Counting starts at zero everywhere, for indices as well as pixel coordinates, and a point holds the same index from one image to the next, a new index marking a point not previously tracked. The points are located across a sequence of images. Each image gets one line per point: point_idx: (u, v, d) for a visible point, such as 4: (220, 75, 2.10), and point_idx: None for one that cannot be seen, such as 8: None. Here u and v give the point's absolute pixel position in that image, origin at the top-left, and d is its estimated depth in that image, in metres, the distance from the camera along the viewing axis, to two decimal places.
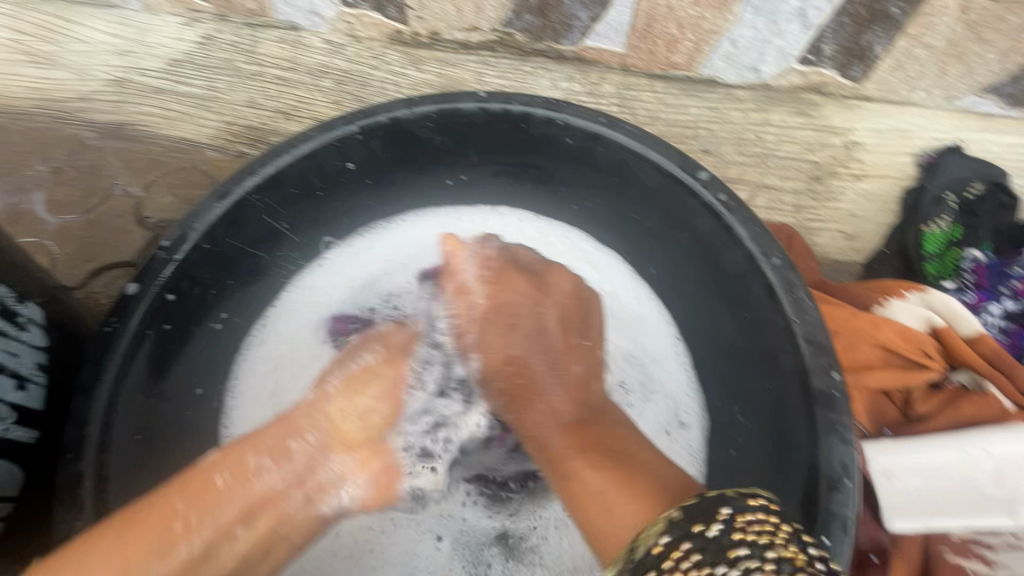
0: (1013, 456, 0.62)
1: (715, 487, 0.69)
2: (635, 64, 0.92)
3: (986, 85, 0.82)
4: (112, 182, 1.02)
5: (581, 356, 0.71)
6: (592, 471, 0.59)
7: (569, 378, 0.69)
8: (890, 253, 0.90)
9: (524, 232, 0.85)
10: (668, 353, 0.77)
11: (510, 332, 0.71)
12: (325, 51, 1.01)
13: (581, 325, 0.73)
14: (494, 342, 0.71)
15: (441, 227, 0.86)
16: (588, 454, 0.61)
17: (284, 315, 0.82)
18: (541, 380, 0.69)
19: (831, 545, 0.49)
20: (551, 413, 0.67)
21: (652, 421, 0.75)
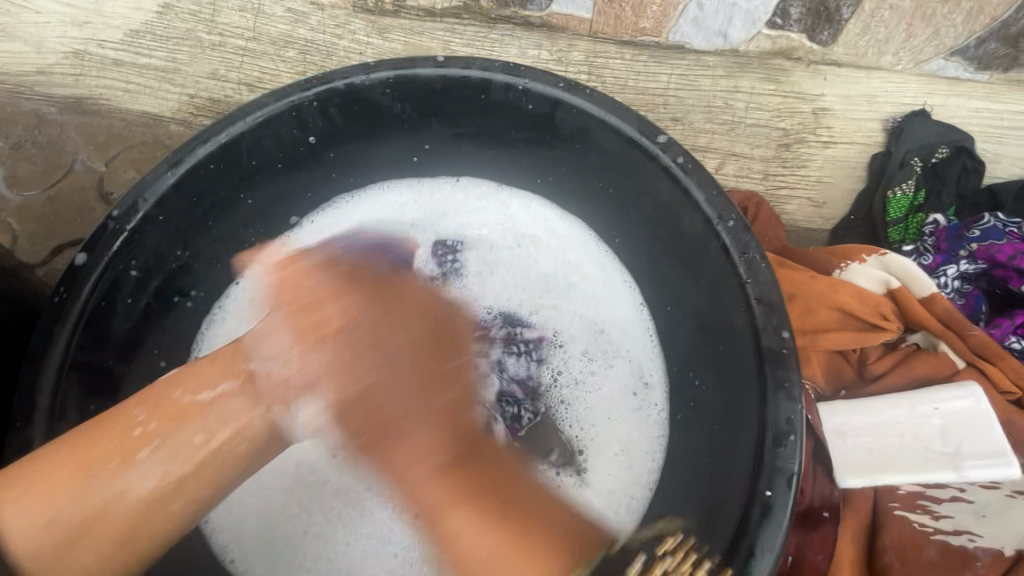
0: (960, 412, 0.64)
1: (679, 450, 0.69)
2: (602, 30, 0.91)
3: (953, 47, 0.83)
4: (74, 157, 0.99)
5: (451, 381, 0.62)
6: (468, 528, 0.53)
7: (416, 416, 0.59)
8: (856, 219, 0.89)
9: (493, 206, 0.85)
10: (634, 319, 0.78)
11: (344, 373, 0.58)
12: (289, 21, 0.99)
13: (438, 348, 0.63)
14: (344, 367, 0.58)
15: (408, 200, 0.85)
16: (466, 502, 0.54)
17: (251, 293, 0.80)
18: (400, 423, 0.59)
19: (773, 496, 0.50)
20: (417, 450, 0.57)
21: (618, 384, 0.75)
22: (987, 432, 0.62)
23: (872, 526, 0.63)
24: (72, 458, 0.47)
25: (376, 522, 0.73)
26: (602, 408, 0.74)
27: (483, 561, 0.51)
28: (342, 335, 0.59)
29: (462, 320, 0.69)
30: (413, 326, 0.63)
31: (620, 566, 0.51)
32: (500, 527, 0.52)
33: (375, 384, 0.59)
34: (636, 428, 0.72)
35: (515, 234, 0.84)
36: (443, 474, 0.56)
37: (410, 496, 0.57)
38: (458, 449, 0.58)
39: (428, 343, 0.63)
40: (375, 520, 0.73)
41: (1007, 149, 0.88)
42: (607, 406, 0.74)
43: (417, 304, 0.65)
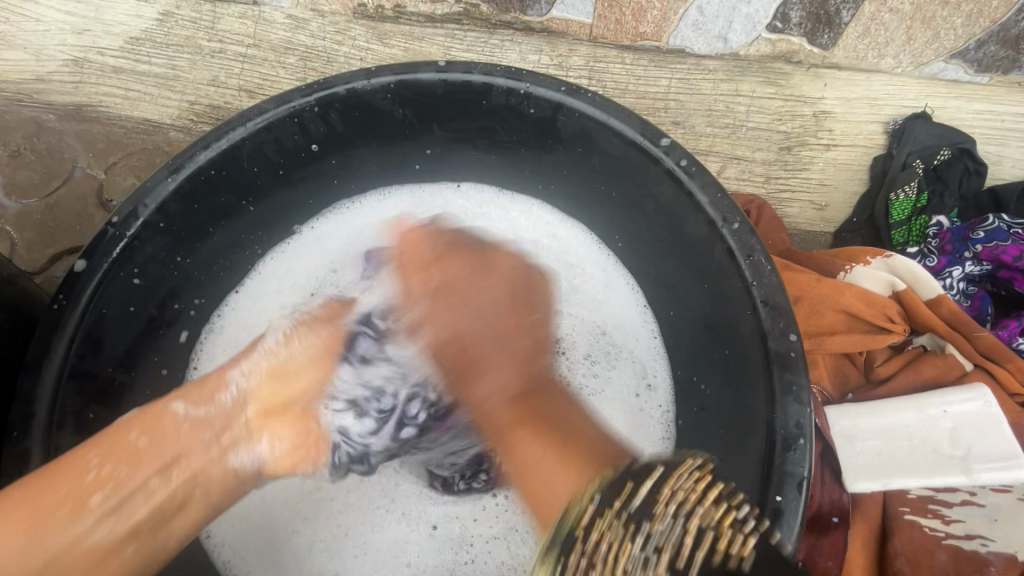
0: (969, 415, 0.63)
1: (686, 454, 0.69)
2: (603, 35, 0.91)
3: (953, 50, 0.83)
4: (73, 164, 0.99)
5: (528, 331, 0.62)
6: (537, 448, 0.52)
7: (506, 363, 0.60)
8: (858, 222, 0.89)
9: (491, 211, 0.84)
10: (636, 321, 0.77)
11: (450, 312, 0.62)
12: (288, 27, 0.99)
13: (527, 305, 0.63)
14: (443, 317, 0.62)
15: (408, 206, 0.85)
16: (532, 423, 0.54)
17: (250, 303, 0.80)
18: (488, 357, 0.60)
19: (784, 502, 0.49)
20: (493, 390, 0.59)
21: (621, 387, 0.75)
22: (996, 434, 0.62)
23: (883, 533, 0.62)
24: (26, 505, 0.49)
25: (385, 534, 0.72)
26: (606, 410, 0.74)
27: (532, 472, 0.51)
28: (436, 286, 0.64)
29: (540, 282, 0.66)
30: (511, 280, 0.64)
31: (631, 515, 0.42)
32: (548, 440, 0.52)
33: (466, 348, 0.61)
34: (641, 430, 0.72)
35: (512, 239, 0.83)
36: (514, 399, 0.58)
37: (483, 410, 0.59)
38: (532, 384, 0.59)
39: (524, 292, 0.64)
40: (384, 532, 0.72)
41: (1008, 150, 0.88)
42: (611, 408, 0.74)
43: (509, 269, 0.65)
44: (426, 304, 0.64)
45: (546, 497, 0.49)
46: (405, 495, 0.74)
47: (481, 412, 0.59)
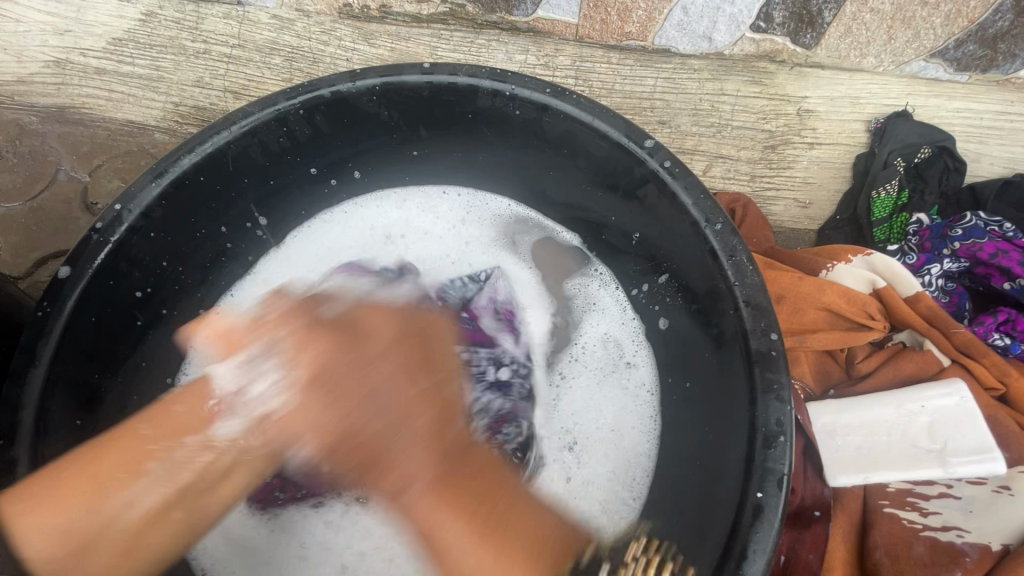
0: (946, 411, 0.65)
1: (670, 440, 0.70)
2: (589, 35, 0.91)
3: (933, 49, 0.84)
4: (56, 167, 0.98)
5: (434, 401, 0.57)
6: (459, 540, 0.48)
7: (413, 410, 0.55)
8: (841, 219, 0.90)
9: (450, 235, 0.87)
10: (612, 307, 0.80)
11: (364, 405, 0.53)
12: (273, 27, 0.98)
13: (419, 365, 0.57)
14: (320, 413, 0.51)
15: (376, 220, 0.86)
16: (460, 515, 0.49)
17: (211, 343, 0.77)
18: (389, 448, 0.53)
19: (764, 498, 0.50)
20: (410, 477, 0.52)
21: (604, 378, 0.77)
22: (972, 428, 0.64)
23: (864, 525, 0.64)
24: (79, 474, 0.46)
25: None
26: (582, 391, 0.77)
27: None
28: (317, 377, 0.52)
29: (441, 334, 0.63)
30: (402, 351, 0.56)
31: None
32: (482, 536, 0.48)
33: (415, 340, 0.59)
34: (626, 410, 0.74)
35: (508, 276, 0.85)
36: (442, 488, 0.51)
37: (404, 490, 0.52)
38: (453, 465, 0.53)
39: (416, 358, 0.57)
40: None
41: (987, 148, 0.90)
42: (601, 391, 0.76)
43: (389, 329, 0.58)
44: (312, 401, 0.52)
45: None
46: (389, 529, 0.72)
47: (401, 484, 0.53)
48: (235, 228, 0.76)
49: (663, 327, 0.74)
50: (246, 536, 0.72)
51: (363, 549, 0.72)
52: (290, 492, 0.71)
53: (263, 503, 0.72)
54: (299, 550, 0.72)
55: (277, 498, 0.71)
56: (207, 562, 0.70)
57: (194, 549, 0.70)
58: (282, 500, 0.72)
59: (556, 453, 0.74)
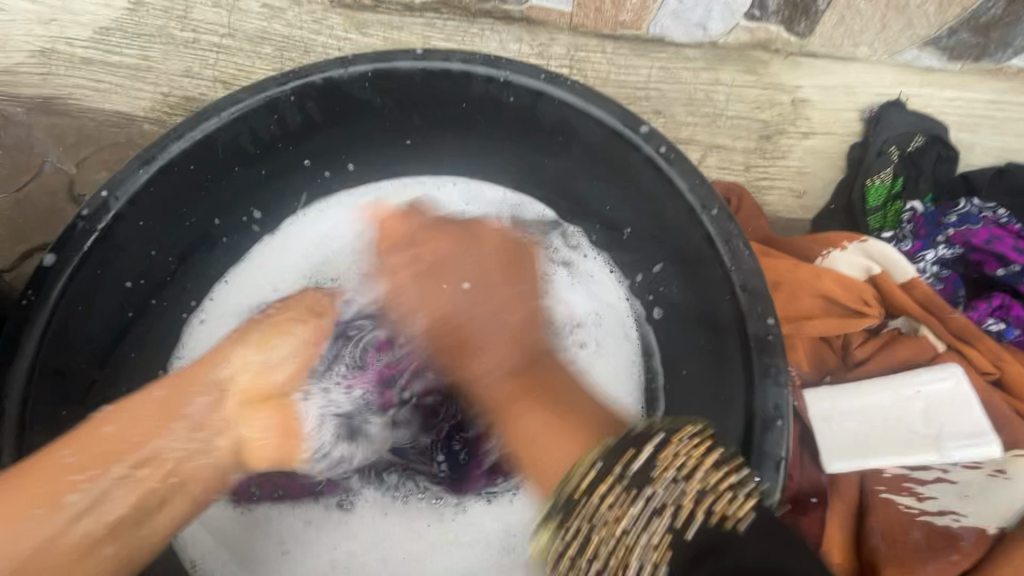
0: (942, 395, 0.65)
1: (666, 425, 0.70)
2: (583, 24, 0.91)
3: (926, 38, 0.84)
4: (42, 158, 0.96)
5: (519, 306, 0.63)
6: (534, 419, 0.54)
7: (505, 305, 0.62)
8: (835, 208, 0.90)
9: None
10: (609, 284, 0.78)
11: (434, 289, 0.64)
12: (264, 17, 0.97)
13: (515, 271, 0.65)
14: (427, 298, 0.64)
15: (370, 210, 0.82)
16: (530, 396, 0.56)
17: (203, 329, 0.76)
18: (474, 334, 0.61)
19: (763, 482, 0.50)
20: (494, 364, 0.59)
21: (606, 353, 0.75)
22: (967, 411, 0.64)
23: (860, 510, 0.64)
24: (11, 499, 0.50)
25: None
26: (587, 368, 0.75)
27: (529, 442, 0.54)
28: (420, 269, 0.65)
29: (531, 255, 0.69)
30: (489, 255, 0.64)
31: (629, 481, 0.46)
32: (548, 413, 0.54)
33: (519, 255, 0.68)
34: (626, 389, 0.73)
35: None
36: (513, 376, 0.59)
37: (482, 391, 0.60)
38: (525, 353, 0.60)
39: (499, 264, 0.64)
40: None
41: (980, 137, 0.90)
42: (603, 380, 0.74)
43: (495, 240, 0.67)
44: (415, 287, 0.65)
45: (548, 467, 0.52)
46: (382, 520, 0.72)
47: (480, 396, 0.61)
48: (230, 221, 0.76)
49: (658, 317, 0.73)
50: (229, 534, 0.71)
51: (353, 547, 0.71)
52: (266, 489, 0.71)
53: (238, 498, 0.72)
54: (281, 547, 0.71)
55: (254, 494, 0.72)
56: (197, 554, 0.70)
57: (179, 542, 0.69)
58: (261, 495, 0.72)
59: None
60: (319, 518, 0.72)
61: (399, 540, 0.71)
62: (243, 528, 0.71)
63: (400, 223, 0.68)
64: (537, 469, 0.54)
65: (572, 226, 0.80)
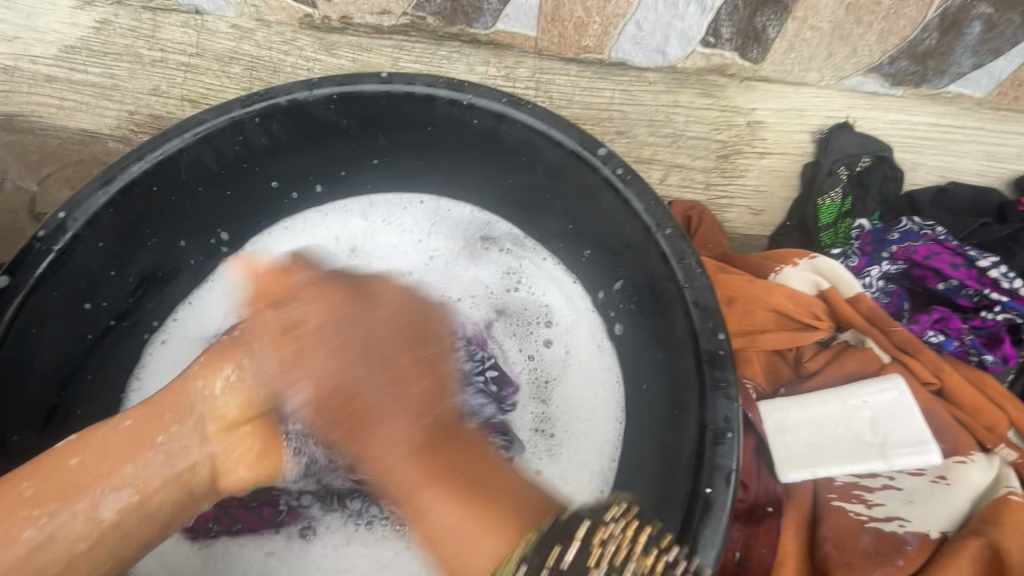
0: (887, 405, 0.68)
1: (628, 438, 0.72)
2: (548, 48, 0.93)
3: (870, 65, 0.89)
4: (3, 176, 0.95)
5: (424, 374, 0.59)
6: (442, 506, 0.52)
7: (406, 383, 0.58)
8: (792, 225, 0.94)
9: (415, 246, 0.85)
10: (575, 299, 0.81)
11: (334, 358, 0.57)
12: (233, 37, 0.97)
13: (421, 338, 0.61)
14: (323, 366, 0.57)
15: (339, 229, 0.84)
16: (440, 483, 0.53)
17: (170, 350, 0.76)
18: (375, 409, 0.57)
19: (714, 493, 0.51)
20: (393, 441, 0.56)
21: (572, 367, 0.78)
22: (911, 421, 0.67)
23: (814, 520, 0.66)
24: None
25: None
26: (553, 382, 0.78)
27: (446, 536, 0.51)
28: (320, 334, 0.57)
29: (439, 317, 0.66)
30: (388, 326, 0.60)
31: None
32: (462, 502, 0.52)
33: (422, 321, 0.63)
34: (589, 401, 0.76)
35: (476, 274, 0.84)
36: (423, 455, 0.55)
37: (386, 474, 0.55)
38: (437, 432, 0.57)
39: (406, 335, 0.60)
40: None
41: (923, 158, 0.95)
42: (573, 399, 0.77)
43: (394, 305, 0.61)
44: (305, 360, 0.57)
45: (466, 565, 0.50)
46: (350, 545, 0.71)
47: (385, 479, 0.56)
48: (196, 243, 0.76)
49: (618, 333, 0.76)
50: (186, 566, 0.70)
51: None
52: (225, 523, 0.71)
53: (195, 534, 0.70)
54: None
55: (211, 529, 0.71)
56: None
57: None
58: (218, 531, 0.71)
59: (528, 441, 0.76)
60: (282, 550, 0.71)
61: (365, 569, 0.71)
62: (206, 554, 0.70)
63: (284, 281, 0.61)
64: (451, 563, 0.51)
65: (536, 244, 0.83)
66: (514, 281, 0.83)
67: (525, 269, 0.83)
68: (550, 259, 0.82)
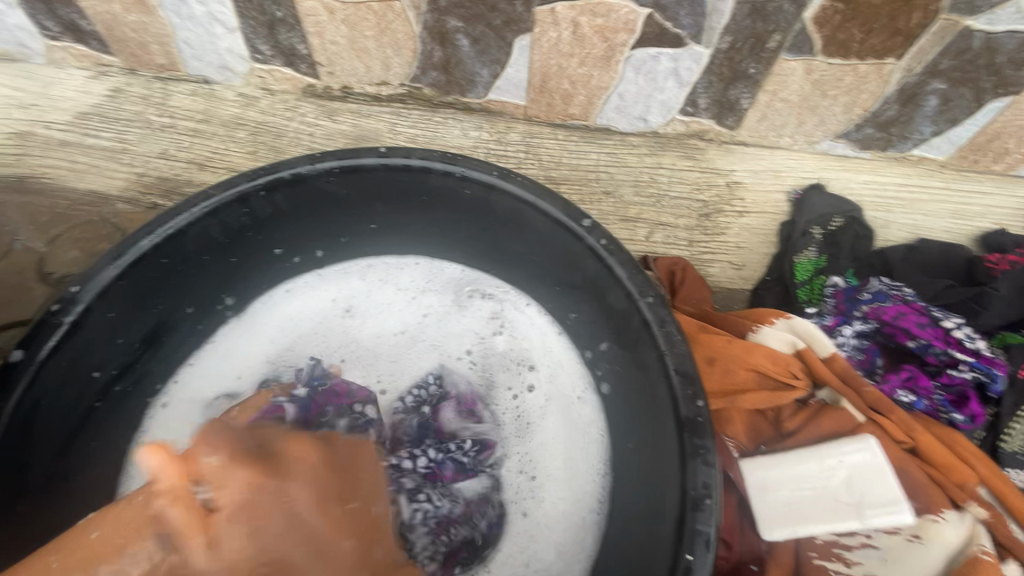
0: (862, 463, 0.71)
1: (616, 494, 0.74)
2: (537, 115, 0.99)
3: (838, 131, 0.95)
4: (12, 237, 0.98)
5: (375, 539, 0.57)
6: None
7: (335, 541, 0.52)
8: (770, 280, 0.98)
9: (410, 305, 0.89)
10: (562, 353, 0.84)
11: (255, 531, 0.49)
12: (240, 104, 1.04)
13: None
14: (235, 541, 0.48)
15: (337, 288, 0.88)
16: None
17: (173, 412, 0.79)
18: None
19: (693, 560, 0.54)
20: None
21: (561, 420, 0.81)
22: (884, 480, 0.70)
23: None
24: None
25: None
26: (543, 436, 0.80)
27: None
28: (238, 505, 0.49)
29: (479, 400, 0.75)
30: (317, 474, 0.54)
31: None
32: None
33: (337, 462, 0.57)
34: (578, 454, 0.79)
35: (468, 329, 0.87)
36: None
37: None
38: None
39: (336, 479, 0.56)
40: None
41: (893, 216, 1.00)
42: (561, 455, 0.79)
43: (305, 467, 0.53)
44: (236, 530, 0.48)
45: None
46: None
47: None
48: (202, 308, 0.80)
49: (605, 391, 0.79)
50: None
51: None
52: None
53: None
54: None
55: None
56: None
57: None
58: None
59: (520, 495, 0.78)
60: None
61: None
62: None
63: (196, 458, 0.50)
64: None
65: (525, 300, 0.87)
66: (504, 336, 0.86)
67: (515, 324, 0.87)
68: (539, 315, 0.86)
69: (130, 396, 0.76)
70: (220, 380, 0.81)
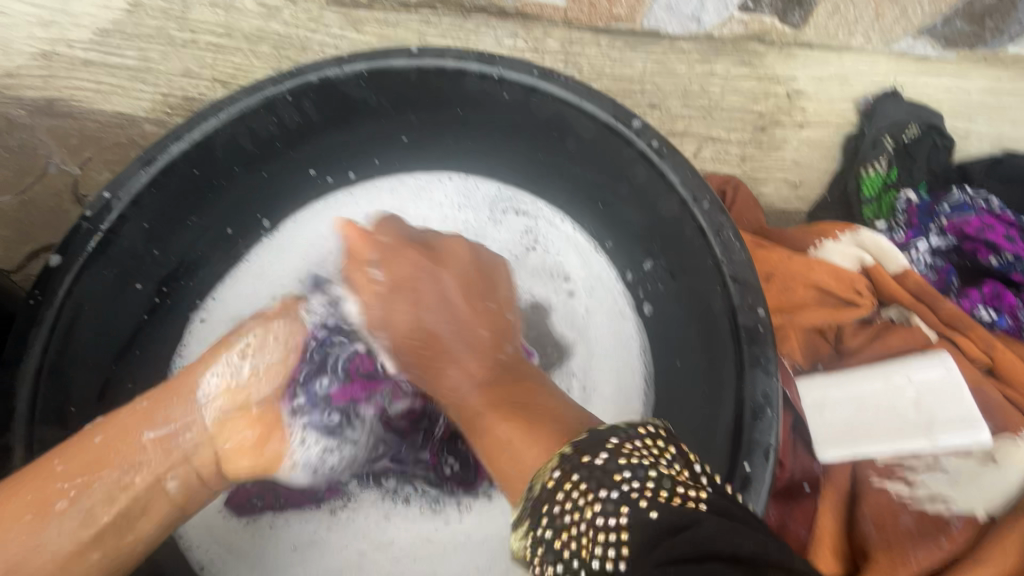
0: (933, 383, 0.67)
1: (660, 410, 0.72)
2: (577, 18, 0.91)
3: (919, 27, 0.85)
4: (45, 160, 0.97)
5: (490, 324, 0.65)
6: (501, 427, 0.54)
7: (472, 322, 0.64)
8: (831, 200, 0.90)
9: (445, 224, 0.85)
10: (603, 272, 0.80)
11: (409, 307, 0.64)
12: (261, 16, 0.98)
13: (487, 291, 0.67)
14: (399, 314, 0.64)
15: (368, 207, 0.85)
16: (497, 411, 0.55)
17: (211, 328, 0.79)
18: (448, 346, 0.62)
19: (752, 470, 0.51)
20: (462, 379, 0.61)
21: (603, 338, 0.78)
22: (958, 400, 0.66)
23: (852, 497, 0.67)
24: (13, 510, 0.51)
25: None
26: (584, 353, 0.78)
27: (501, 451, 0.52)
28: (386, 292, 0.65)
29: (503, 273, 0.71)
30: (465, 275, 0.66)
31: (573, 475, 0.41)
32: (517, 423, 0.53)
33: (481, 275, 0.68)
34: (620, 371, 0.76)
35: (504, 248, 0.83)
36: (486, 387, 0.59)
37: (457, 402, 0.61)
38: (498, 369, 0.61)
39: (479, 284, 0.67)
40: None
41: (975, 126, 0.90)
42: (606, 368, 0.77)
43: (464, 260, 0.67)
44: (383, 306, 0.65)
45: (521, 471, 0.50)
46: (391, 519, 0.74)
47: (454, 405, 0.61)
48: (239, 228, 0.79)
49: (648, 313, 0.76)
50: (233, 538, 0.73)
51: (363, 548, 0.73)
52: (269, 498, 0.73)
53: (240, 509, 0.73)
54: (291, 546, 0.73)
55: (255, 505, 0.73)
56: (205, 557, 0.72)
57: (185, 541, 0.71)
58: (263, 506, 0.73)
59: None
60: (325, 522, 0.74)
61: (400, 544, 0.74)
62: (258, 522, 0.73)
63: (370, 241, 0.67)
64: (505, 476, 0.52)
65: (563, 215, 0.83)
66: (543, 253, 0.82)
67: (553, 242, 0.82)
68: (579, 232, 0.82)
69: (169, 314, 0.76)
70: (255, 298, 0.81)
